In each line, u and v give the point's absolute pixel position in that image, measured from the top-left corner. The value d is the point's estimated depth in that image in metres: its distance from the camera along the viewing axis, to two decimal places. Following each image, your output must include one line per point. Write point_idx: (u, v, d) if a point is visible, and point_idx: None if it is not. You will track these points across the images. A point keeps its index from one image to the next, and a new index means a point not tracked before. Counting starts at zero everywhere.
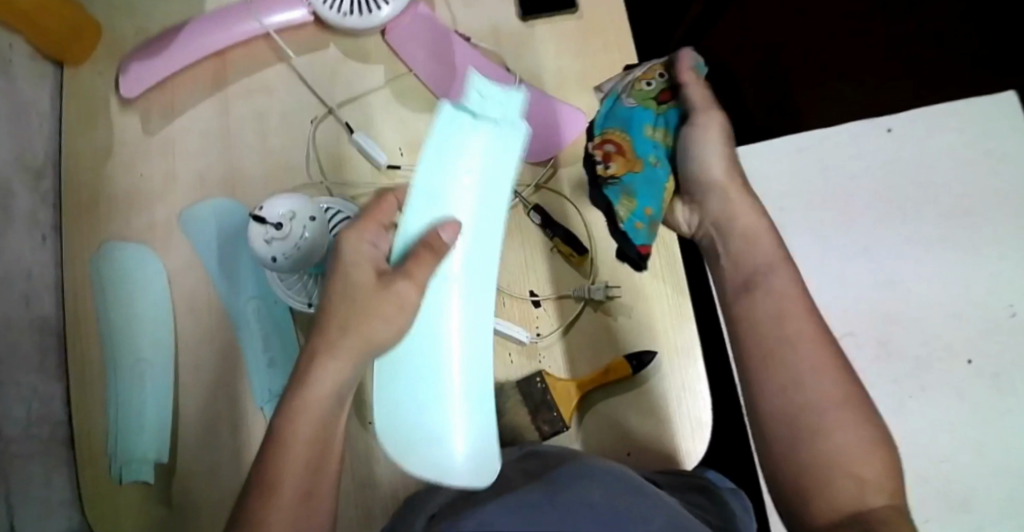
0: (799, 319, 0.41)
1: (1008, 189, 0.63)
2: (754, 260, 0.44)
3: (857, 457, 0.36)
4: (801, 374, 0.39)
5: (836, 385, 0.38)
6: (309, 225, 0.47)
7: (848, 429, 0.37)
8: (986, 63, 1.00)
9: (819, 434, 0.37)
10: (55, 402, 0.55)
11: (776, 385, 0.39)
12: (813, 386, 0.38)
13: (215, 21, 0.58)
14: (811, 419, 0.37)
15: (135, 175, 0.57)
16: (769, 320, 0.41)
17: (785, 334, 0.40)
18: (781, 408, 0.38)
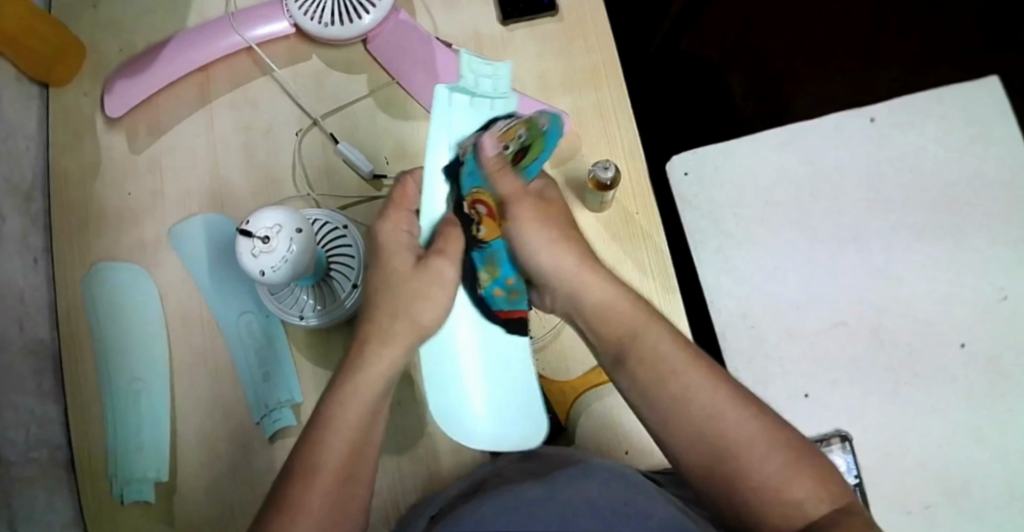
0: (681, 362, 0.39)
1: (997, 171, 0.62)
2: (616, 320, 0.41)
3: (785, 482, 0.35)
4: (702, 413, 0.37)
5: (747, 415, 0.37)
6: (295, 238, 0.47)
7: (770, 456, 0.36)
8: (972, 49, 1.00)
9: (742, 469, 0.36)
10: (53, 423, 0.55)
11: (690, 432, 0.37)
12: (724, 418, 0.37)
13: (197, 37, 0.58)
14: (739, 455, 0.36)
15: (125, 194, 0.57)
16: (662, 368, 0.39)
17: (675, 381, 0.38)
18: (705, 449, 0.37)
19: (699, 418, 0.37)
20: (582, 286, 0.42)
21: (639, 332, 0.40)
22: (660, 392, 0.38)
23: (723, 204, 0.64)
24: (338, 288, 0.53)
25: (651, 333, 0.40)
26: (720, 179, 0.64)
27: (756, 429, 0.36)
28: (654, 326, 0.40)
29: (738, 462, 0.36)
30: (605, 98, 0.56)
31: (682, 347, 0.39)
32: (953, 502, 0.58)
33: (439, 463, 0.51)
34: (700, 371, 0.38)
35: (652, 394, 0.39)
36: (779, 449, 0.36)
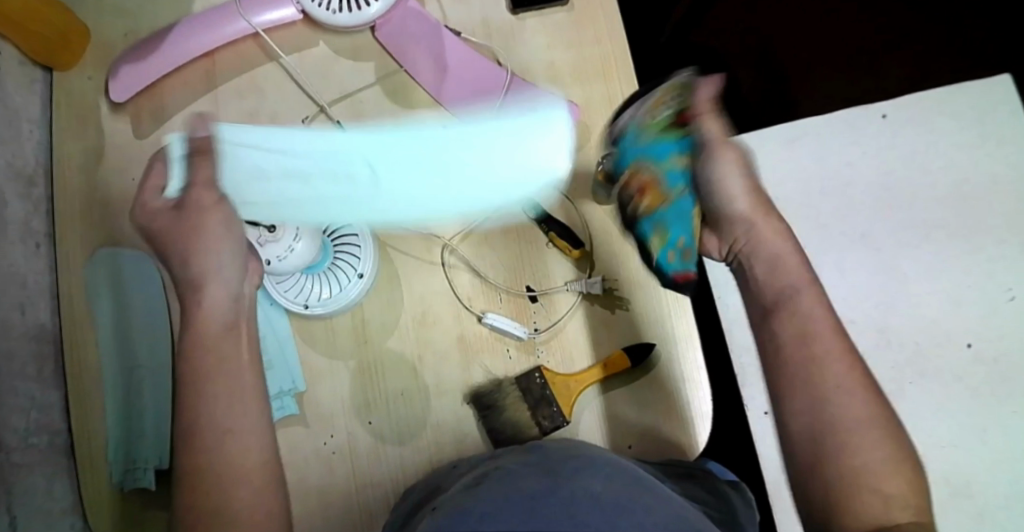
0: (827, 337, 0.41)
1: (1006, 169, 0.61)
2: (779, 283, 0.44)
3: (885, 475, 0.37)
4: (824, 393, 0.39)
5: (866, 400, 0.39)
6: (301, 229, 0.50)
7: (875, 446, 0.38)
8: (983, 46, 0.99)
9: (847, 448, 0.38)
10: (55, 410, 0.54)
11: (808, 401, 0.39)
12: (853, 399, 0.39)
13: (202, 21, 0.57)
14: (842, 435, 0.38)
15: (129, 180, 0.58)
16: (810, 339, 0.41)
17: (821, 352, 0.40)
18: (811, 419, 0.39)
19: (823, 396, 0.39)
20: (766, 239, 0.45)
21: (800, 293, 0.43)
22: (791, 363, 0.41)
23: None
24: (343, 278, 0.53)
25: (809, 302, 0.42)
26: None
27: (863, 420, 0.38)
28: (814, 296, 0.43)
29: (843, 440, 0.38)
30: (615, 90, 0.56)
31: (831, 324, 0.41)
32: (957, 502, 0.57)
33: (443, 455, 0.51)
34: (846, 362, 0.40)
35: (795, 368, 0.40)
36: (880, 440, 0.38)
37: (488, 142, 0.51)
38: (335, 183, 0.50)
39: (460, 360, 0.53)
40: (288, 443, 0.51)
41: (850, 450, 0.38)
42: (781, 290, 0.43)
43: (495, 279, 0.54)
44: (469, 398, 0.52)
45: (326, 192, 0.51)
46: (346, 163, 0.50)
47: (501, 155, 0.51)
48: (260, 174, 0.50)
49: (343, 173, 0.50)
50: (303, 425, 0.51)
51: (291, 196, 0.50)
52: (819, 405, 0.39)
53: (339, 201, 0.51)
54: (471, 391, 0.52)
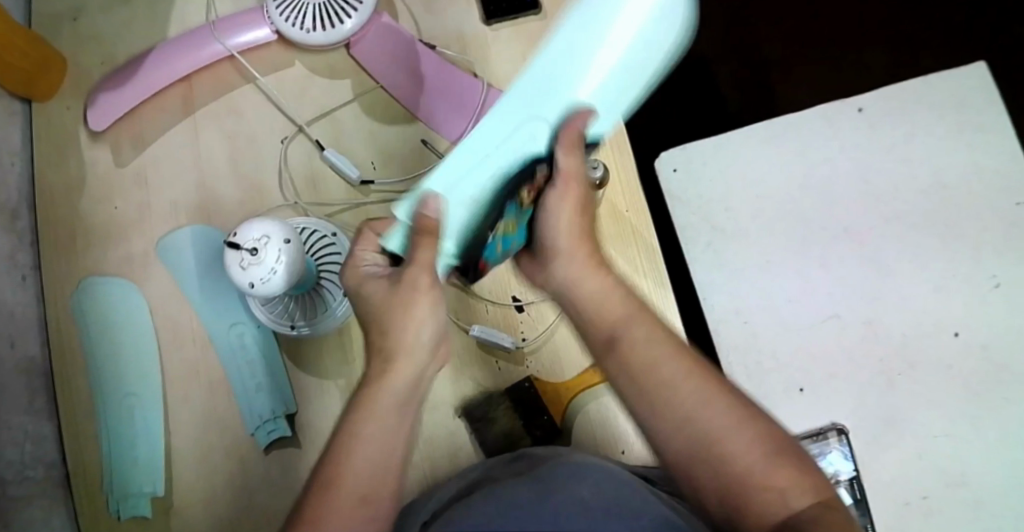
0: (667, 353, 0.37)
1: (985, 156, 0.61)
2: (608, 313, 0.39)
3: (767, 470, 0.33)
4: (678, 410, 0.35)
5: (727, 403, 0.35)
6: (283, 249, 0.46)
7: (745, 441, 0.34)
8: (959, 35, 1.00)
9: (724, 459, 0.33)
10: (48, 442, 0.54)
11: (665, 426, 0.35)
12: (709, 409, 0.34)
13: (177, 46, 0.57)
14: (714, 447, 0.34)
15: (111, 208, 0.56)
16: (647, 366, 0.36)
17: (663, 371, 0.36)
18: (671, 438, 0.35)
19: (684, 417, 0.35)
20: (580, 280, 0.40)
21: (633, 321, 0.38)
22: (639, 394, 0.36)
23: (712, 200, 0.64)
24: (329, 296, 0.53)
25: (641, 325, 0.38)
26: (708, 174, 0.64)
27: (731, 423, 0.34)
28: (645, 320, 0.38)
29: (717, 450, 0.34)
30: None
31: (663, 341, 0.37)
32: (950, 492, 0.57)
33: (436, 470, 0.51)
34: (689, 373, 0.36)
35: (642, 400, 0.36)
36: (753, 439, 0.34)
37: (582, 25, 0.40)
38: (518, 149, 0.39)
39: (449, 374, 0.52)
40: (283, 465, 0.52)
41: (722, 453, 0.34)
42: (612, 327, 0.38)
43: (479, 290, 0.54)
44: (460, 412, 0.52)
45: (485, 184, 0.39)
46: (518, 125, 0.39)
47: (589, 48, 0.41)
48: (459, 193, 0.38)
49: (520, 143, 0.39)
50: (297, 446, 0.52)
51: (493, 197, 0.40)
52: (672, 416, 0.35)
53: (489, 184, 0.39)
54: (461, 404, 0.52)
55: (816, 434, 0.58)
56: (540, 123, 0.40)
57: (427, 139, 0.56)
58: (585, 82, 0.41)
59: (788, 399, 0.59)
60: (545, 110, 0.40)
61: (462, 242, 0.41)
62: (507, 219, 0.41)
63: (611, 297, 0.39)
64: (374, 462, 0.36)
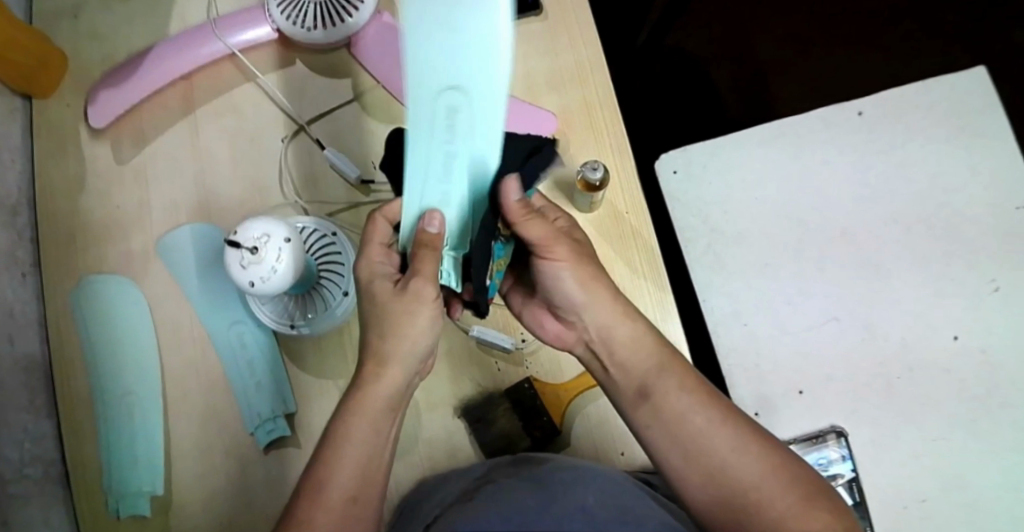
0: (696, 406, 0.40)
1: (984, 160, 0.61)
2: (635, 370, 0.42)
3: (805, 513, 0.36)
4: (715, 460, 0.38)
5: (759, 454, 0.38)
6: (284, 249, 0.46)
7: (785, 492, 0.37)
8: (955, 38, 1.00)
9: (758, 506, 0.37)
10: (47, 439, 0.55)
11: (701, 476, 0.38)
12: (739, 461, 0.38)
13: (177, 45, 0.57)
14: (750, 493, 0.37)
15: (111, 206, 0.56)
16: (678, 418, 0.39)
17: (698, 419, 0.39)
18: (714, 494, 0.38)
19: (719, 467, 0.38)
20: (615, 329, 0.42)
21: (663, 371, 0.41)
22: (674, 442, 0.39)
23: (711, 200, 0.63)
24: (329, 296, 0.53)
25: (670, 378, 0.41)
26: (708, 176, 0.64)
27: (766, 473, 0.37)
28: (672, 371, 0.41)
29: (748, 502, 0.37)
30: (593, 97, 0.55)
31: (695, 388, 0.40)
32: (949, 495, 0.57)
33: (434, 470, 0.51)
34: (713, 422, 0.39)
35: (675, 447, 0.39)
36: (790, 486, 0.37)
37: None
38: (448, 126, 0.38)
39: (449, 374, 0.53)
40: (283, 464, 0.52)
41: (761, 506, 0.37)
42: (642, 379, 0.41)
43: None
44: (459, 412, 0.52)
45: (443, 168, 0.39)
46: (435, 111, 0.37)
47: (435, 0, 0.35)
48: (436, 197, 0.39)
49: (444, 126, 0.38)
50: (296, 446, 0.52)
51: (458, 180, 0.39)
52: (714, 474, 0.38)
53: (450, 166, 0.39)
54: (460, 405, 0.52)
55: (814, 437, 0.58)
56: (452, 89, 0.37)
57: None
58: (461, 26, 0.36)
59: (786, 401, 0.59)
60: (444, 79, 0.37)
61: (459, 234, 0.40)
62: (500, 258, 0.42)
63: (639, 350, 0.42)
64: (355, 461, 0.38)
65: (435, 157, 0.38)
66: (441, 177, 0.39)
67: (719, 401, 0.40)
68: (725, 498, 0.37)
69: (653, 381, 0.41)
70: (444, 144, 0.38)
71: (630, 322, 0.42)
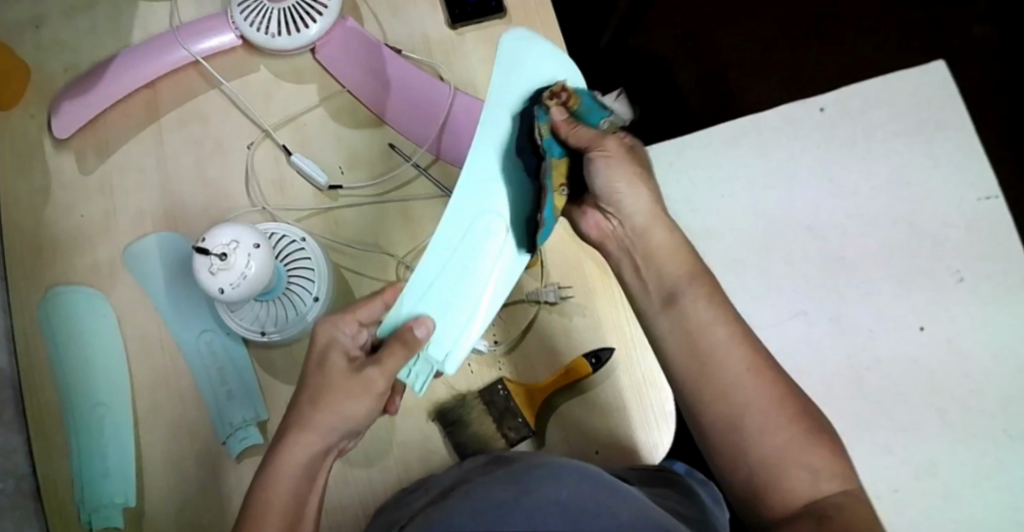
0: (720, 328, 0.40)
1: (945, 153, 0.62)
2: (667, 275, 0.42)
3: (798, 451, 0.37)
4: (730, 377, 0.38)
5: (771, 385, 0.38)
6: (253, 254, 0.46)
7: (785, 428, 0.37)
8: (918, 33, 1.02)
9: (756, 437, 0.37)
10: (16, 454, 0.54)
11: (710, 393, 0.38)
12: (748, 390, 0.38)
13: (140, 53, 0.57)
14: (756, 416, 0.37)
15: (76, 217, 0.56)
16: (697, 330, 0.40)
17: (720, 335, 0.39)
18: (715, 414, 0.38)
19: (729, 386, 0.38)
20: (645, 235, 0.43)
21: (694, 281, 0.42)
22: (692, 356, 0.40)
23: (681, 197, 0.64)
24: (299, 301, 0.51)
25: (697, 294, 0.41)
26: (676, 173, 0.64)
27: (774, 400, 0.38)
28: (706, 285, 0.42)
29: (748, 427, 0.37)
30: None
31: (721, 306, 0.41)
32: (921, 484, 0.57)
33: (409, 474, 0.51)
34: (735, 342, 0.39)
35: (690, 358, 0.40)
36: (791, 420, 0.38)
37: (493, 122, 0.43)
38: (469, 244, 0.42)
39: None
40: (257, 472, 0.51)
41: (755, 441, 0.37)
42: (672, 287, 0.42)
43: None
44: (433, 415, 0.52)
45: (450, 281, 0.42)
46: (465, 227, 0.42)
47: (523, 83, 0.45)
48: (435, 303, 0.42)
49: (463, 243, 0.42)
50: None
51: (458, 294, 0.42)
52: (722, 397, 0.38)
53: (458, 280, 0.42)
54: (434, 408, 0.52)
55: None
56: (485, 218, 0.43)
57: (395, 143, 0.56)
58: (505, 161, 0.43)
59: None
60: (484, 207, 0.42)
61: (440, 340, 0.42)
62: (541, 125, 0.42)
63: (672, 259, 0.43)
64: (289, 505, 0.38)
65: (448, 268, 0.42)
66: (444, 290, 0.42)
67: (743, 328, 0.40)
68: (724, 425, 0.38)
69: (681, 286, 0.42)
70: (457, 261, 0.42)
71: (661, 226, 0.43)
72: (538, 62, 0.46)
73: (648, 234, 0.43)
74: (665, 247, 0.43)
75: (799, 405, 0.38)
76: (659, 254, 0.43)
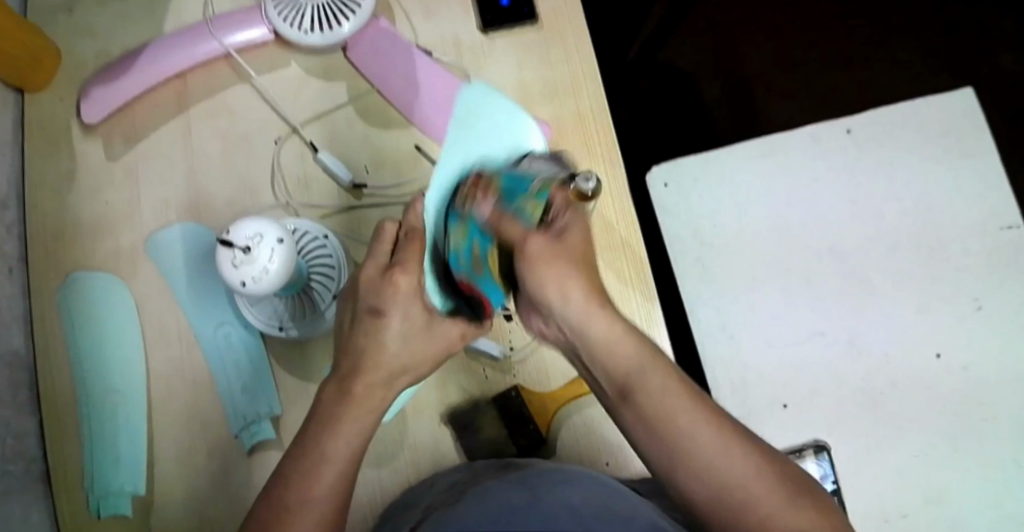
0: (681, 404, 0.36)
1: (969, 181, 0.62)
2: (618, 361, 0.37)
3: (788, 516, 0.34)
4: (703, 459, 0.35)
5: (746, 454, 0.35)
6: (277, 250, 0.46)
7: (771, 494, 0.34)
8: (942, 60, 1.01)
9: (746, 510, 0.34)
10: (29, 436, 0.54)
11: (688, 479, 0.35)
12: (726, 461, 0.35)
13: (172, 43, 0.57)
14: (737, 492, 0.34)
15: (101, 203, 0.56)
16: (660, 416, 0.36)
17: (681, 421, 0.35)
18: (697, 497, 0.35)
19: (705, 474, 0.35)
20: (585, 323, 0.37)
21: (648, 368, 0.37)
22: (658, 442, 0.36)
23: (703, 213, 0.64)
24: (319, 298, 0.52)
25: (655, 372, 0.37)
26: (699, 188, 0.64)
27: (754, 470, 0.35)
28: (659, 367, 0.37)
29: (737, 501, 0.34)
30: (586, 108, 0.56)
31: (678, 384, 0.37)
32: (930, 511, 0.57)
33: (420, 476, 0.51)
34: (698, 417, 0.36)
35: (661, 452, 0.36)
36: (772, 486, 0.35)
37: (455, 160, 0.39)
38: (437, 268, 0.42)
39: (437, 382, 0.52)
40: (267, 467, 0.52)
41: (747, 510, 0.34)
42: (626, 370, 0.37)
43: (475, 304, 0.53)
44: (445, 418, 0.52)
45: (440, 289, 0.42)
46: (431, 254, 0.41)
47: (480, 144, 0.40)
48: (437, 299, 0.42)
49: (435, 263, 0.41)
50: (279, 449, 0.52)
51: (446, 297, 0.42)
52: (704, 473, 0.35)
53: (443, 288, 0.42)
54: (447, 410, 0.52)
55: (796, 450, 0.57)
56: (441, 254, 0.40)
57: (421, 145, 0.56)
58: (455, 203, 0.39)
59: (771, 415, 0.60)
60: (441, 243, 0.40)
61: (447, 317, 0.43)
62: (459, 229, 0.37)
63: (618, 344, 0.37)
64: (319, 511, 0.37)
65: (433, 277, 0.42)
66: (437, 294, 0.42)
67: (702, 402, 0.36)
68: (709, 504, 0.35)
69: (634, 370, 0.37)
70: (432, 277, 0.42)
71: (600, 315, 0.37)
72: (506, 125, 0.42)
73: (589, 327, 0.37)
74: (614, 330, 0.37)
75: (773, 465, 0.35)
76: (599, 335, 0.37)
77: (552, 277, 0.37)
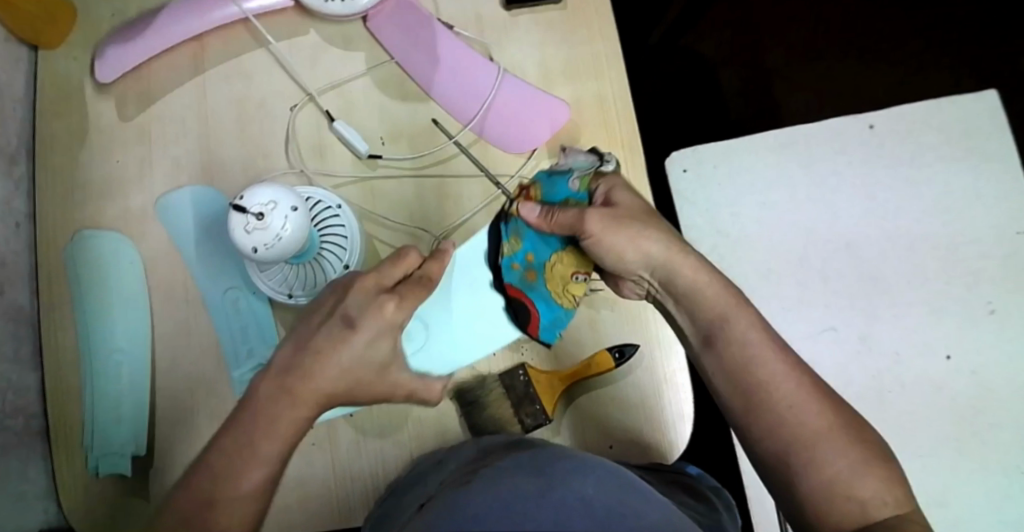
0: (766, 354, 0.40)
1: (989, 183, 0.62)
2: (708, 307, 0.43)
3: (853, 478, 0.36)
4: (782, 408, 0.38)
5: (820, 408, 0.38)
6: (290, 216, 0.45)
7: (841, 454, 0.37)
8: (965, 62, 1.00)
9: (816, 460, 0.37)
10: (30, 392, 0.54)
11: (761, 426, 0.39)
12: (806, 411, 0.38)
13: (190, 5, 0.56)
14: (812, 445, 0.37)
15: (112, 162, 0.56)
16: (743, 362, 0.40)
17: (761, 372, 0.40)
18: (774, 445, 0.38)
19: (780, 419, 0.38)
20: (673, 268, 0.44)
21: (731, 317, 0.42)
22: (737, 391, 0.40)
23: (719, 202, 0.63)
24: (329, 268, 0.51)
25: (742, 319, 0.42)
26: (716, 178, 0.64)
27: (827, 424, 0.38)
28: (745, 314, 0.42)
29: (812, 451, 0.37)
30: (606, 89, 0.55)
31: (763, 335, 0.41)
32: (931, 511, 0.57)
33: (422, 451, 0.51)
34: (784, 366, 0.40)
35: (738, 397, 0.40)
36: (848, 443, 0.37)
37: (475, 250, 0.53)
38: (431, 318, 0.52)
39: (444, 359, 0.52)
40: None
41: (813, 465, 0.37)
42: (714, 320, 0.42)
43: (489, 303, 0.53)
44: (451, 394, 0.51)
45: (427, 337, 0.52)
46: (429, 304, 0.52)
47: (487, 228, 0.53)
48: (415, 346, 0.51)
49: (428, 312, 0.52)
50: None
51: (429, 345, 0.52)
52: (777, 426, 0.38)
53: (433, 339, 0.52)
54: (454, 387, 0.51)
55: None
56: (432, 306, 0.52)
57: (437, 119, 0.55)
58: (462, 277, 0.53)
59: None
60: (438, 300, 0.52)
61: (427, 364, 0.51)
62: (507, 242, 0.51)
63: (706, 286, 0.43)
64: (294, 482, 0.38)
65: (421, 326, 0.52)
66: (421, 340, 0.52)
67: (786, 358, 0.40)
68: (780, 456, 0.38)
69: (729, 320, 0.42)
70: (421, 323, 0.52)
71: (685, 260, 0.44)
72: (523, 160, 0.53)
73: (680, 277, 0.44)
74: (703, 276, 0.44)
75: (842, 418, 0.38)
76: (686, 274, 0.44)
77: (626, 244, 0.44)
